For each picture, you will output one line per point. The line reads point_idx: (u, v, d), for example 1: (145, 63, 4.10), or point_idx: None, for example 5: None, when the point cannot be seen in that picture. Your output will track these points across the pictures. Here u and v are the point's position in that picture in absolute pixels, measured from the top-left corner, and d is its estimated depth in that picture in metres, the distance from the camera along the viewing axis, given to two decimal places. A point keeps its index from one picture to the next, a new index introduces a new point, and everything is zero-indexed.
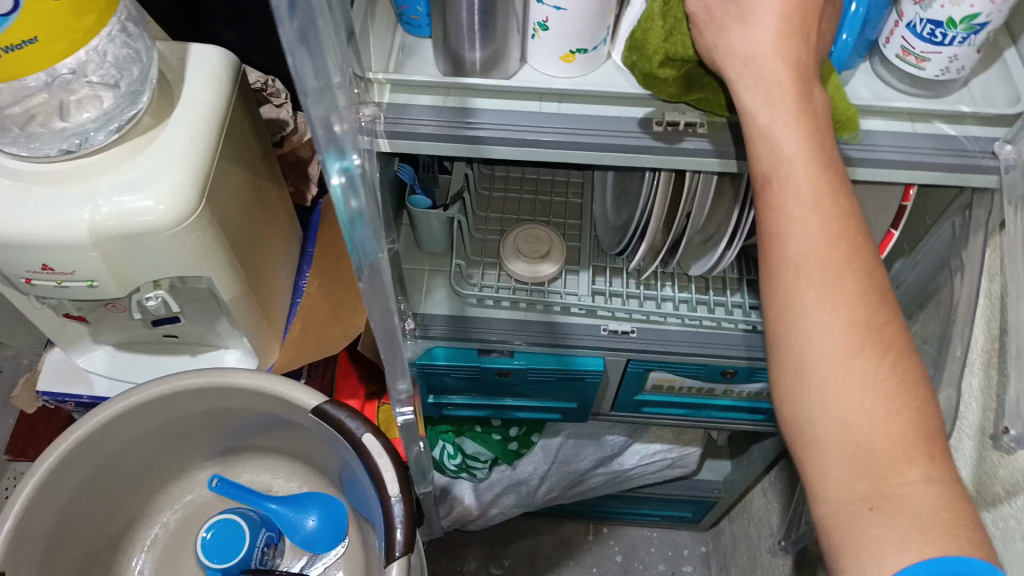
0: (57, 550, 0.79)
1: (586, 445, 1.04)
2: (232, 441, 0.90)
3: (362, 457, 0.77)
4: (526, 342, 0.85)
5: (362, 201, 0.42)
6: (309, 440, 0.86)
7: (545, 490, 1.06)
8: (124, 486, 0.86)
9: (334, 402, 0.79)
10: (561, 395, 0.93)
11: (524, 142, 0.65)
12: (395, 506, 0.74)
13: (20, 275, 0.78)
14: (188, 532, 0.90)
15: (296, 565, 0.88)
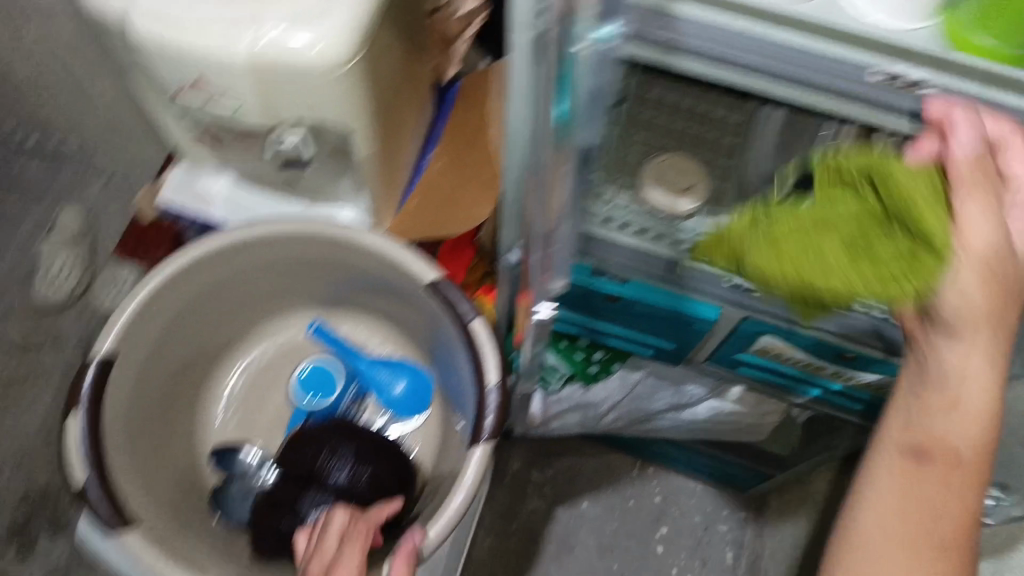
0: (159, 353, 0.83)
1: (664, 389, 1.02)
2: (337, 292, 0.91)
3: (467, 342, 0.79)
4: (644, 274, 0.81)
5: (595, 79, 0.45)
6: (412, 311, 0.88)
7: (611, 417, 1.05)
8: (228, 310, 0.88)
9: (449, 282, 0.80)
10: (662, 330, 0.92)
11: (727, 64, 0.51)
12: (491, 394, 0.77)
13: (172, 84, 0.78)
14: (281, 365, 0.93)
15: (376, 423, 0.89)
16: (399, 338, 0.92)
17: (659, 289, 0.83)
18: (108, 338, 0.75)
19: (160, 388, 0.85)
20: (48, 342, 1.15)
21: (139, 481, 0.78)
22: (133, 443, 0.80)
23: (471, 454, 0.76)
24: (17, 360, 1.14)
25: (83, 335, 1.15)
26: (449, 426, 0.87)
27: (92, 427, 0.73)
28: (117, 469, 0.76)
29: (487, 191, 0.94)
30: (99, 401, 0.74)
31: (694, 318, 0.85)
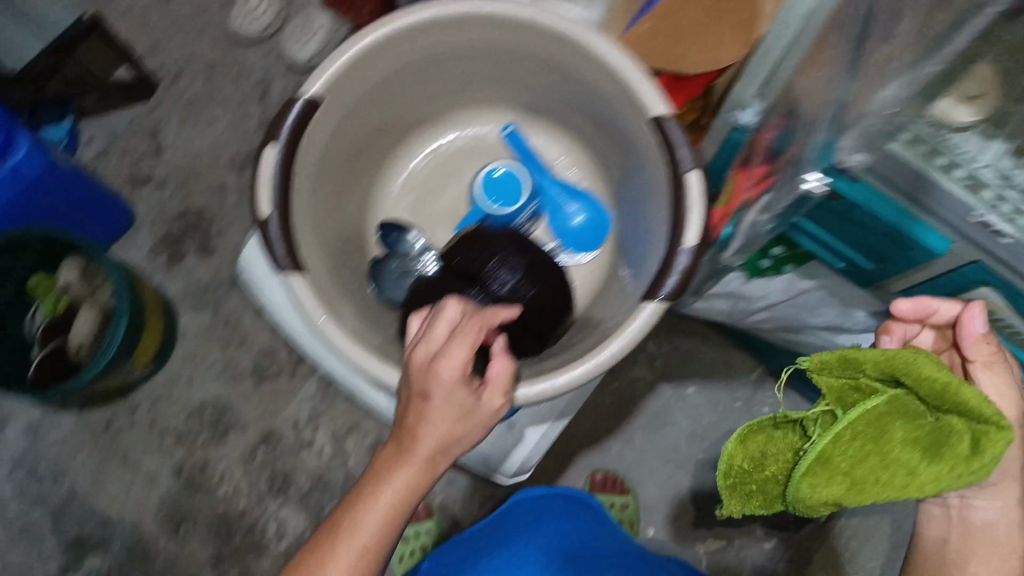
0: (358, 110, 0.79)
1: (830, 307, 0.90)
2: (546, 99, 0.85)
3: (675, 192, 0.71)
4: (882, 179, 0.60)
5: None
6: (619, 144, 0.81)
7: (761, 316, 0.99)
8: (428, 86, 0.83)
9: (677, 123, 0.70)
10: (885, 258, 0.71)
11: None
12: (681, 257, 0.70)
13: None
14: (467, 160, 0.91)
15: (546, 245, 0.89)
16: (591, 165, 0.89)
17: (896, 202, 0.61)
18: (320, 76, 0.72)
19: (349, 146, 0.82)
20: (232, 73, 1.08)
21: (317, 229, 0.78)
22: (318, 192, 0.79)
23: (641, 309, 0.71)
24: (204, 83, 1.08)
25: (264, 74, 1.08)
26: (618, 270, 0.84)
27: (285, 162, 0.72)
28: (298, 212, 0.75)
29: (738, 37, 0.69)
30: (297, 139, 0.73)
31: (919, 245, 0.64)
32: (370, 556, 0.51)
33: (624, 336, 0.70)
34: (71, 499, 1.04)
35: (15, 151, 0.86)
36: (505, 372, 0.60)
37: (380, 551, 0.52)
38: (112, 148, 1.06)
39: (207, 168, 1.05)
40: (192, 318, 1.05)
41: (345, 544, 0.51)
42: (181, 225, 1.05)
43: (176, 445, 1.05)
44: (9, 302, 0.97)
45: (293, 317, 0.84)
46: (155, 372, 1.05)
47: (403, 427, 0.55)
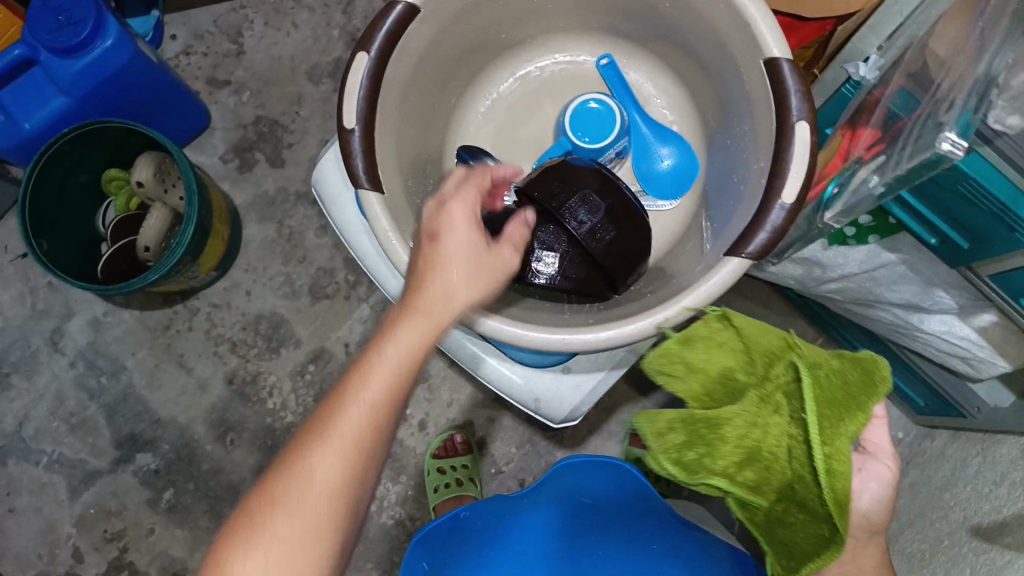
0: (456, 25, 0.72)
1: (910, 282, 0.75)
2: (648, 31, 0.77)
3: (778, 144, 0.61)
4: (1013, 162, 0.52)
5: None
6: (718, 90, 0.73)
7: (834, 286, 0.81)
8: (522, 6, 0.76)
9: (796, 68, 0.60)
10: (982, 235, 0.61)
11: None
12: (774, 213, 0.59)
13: None
14: (554, 91, 0.84)
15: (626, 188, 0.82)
16: (689, 107, 0.81)
17: (1007, 177, 0.53)
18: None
19: (441, 64, 0.75)
20: None
21: (400, 148, 0.71)
22: (405, 110, 0.72)
23: (722, 263, 0.60)
24: None
25: None
26: (700, 222, 0.75)
27: (375, 72, 0.65)
28: (382, 127, 0.67)
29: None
30: (391, 48, 0.66)
31: (1020, 225, 0.55)
32: (380, 414, 0.43)
33: (701, 291, 0.58)
34: (126, 396, 1.05)
35: (103, 41, 0.86)
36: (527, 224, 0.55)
37: (389, 412, 0.44)
38: (195, 45, 1.07)
39: (287, 77, 1.06)
40: (257, 228, 1.06)
41: (348, 406, 0.43)
42: (256, 131, 1.06)
43: (229, 353, 1.05)
44: (87, 193, 0.99)
45: (359, 236, 0.78)
46: (217, 279, 1.05)
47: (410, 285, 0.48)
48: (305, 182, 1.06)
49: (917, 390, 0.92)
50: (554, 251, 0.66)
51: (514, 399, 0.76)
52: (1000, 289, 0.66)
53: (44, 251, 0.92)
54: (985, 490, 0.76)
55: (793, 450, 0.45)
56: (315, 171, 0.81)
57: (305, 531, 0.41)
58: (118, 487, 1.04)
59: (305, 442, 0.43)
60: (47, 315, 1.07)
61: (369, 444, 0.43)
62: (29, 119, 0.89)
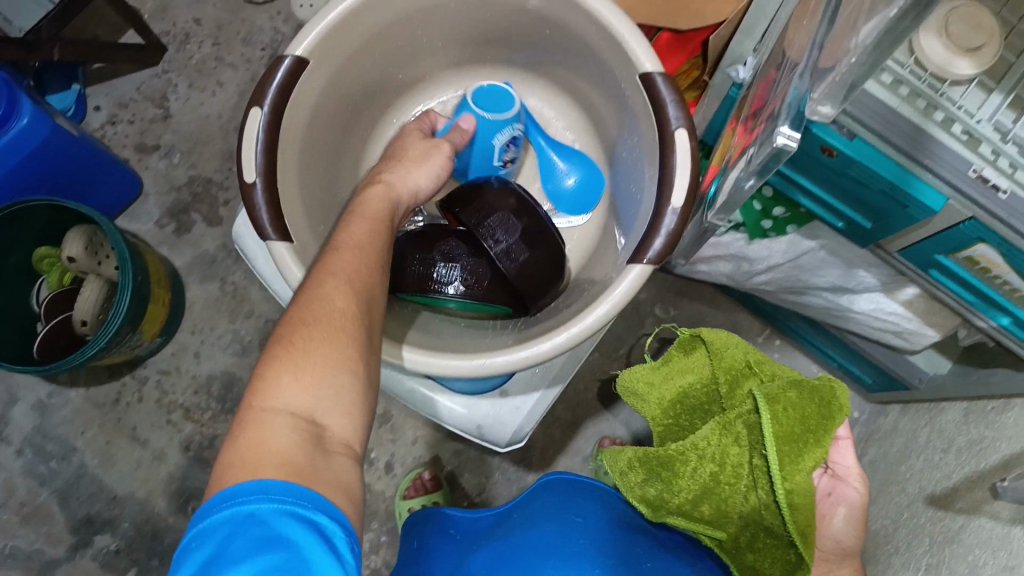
0: (348, 70, 0.70)
1: (833, 265, 0.75)
2: (540, 57, 0.76)
3: (663, 152, 0.62)
4: (880, 136, 0.52)
5: None
6: (612, 108, 0.72)
7: (763, 278, 0.82)
8: (405, 46, 0.73)
9: (669, 80, 0.61)
10: (879, 215, 0.62)
11: None
12: (668, 218, 0.60)
13: None
14: None
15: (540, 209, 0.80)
16: (588, 127, 0.79)
17: (889, 156, 0.53)
18: (311, 31, 0.64)
19: (340, 110, 0.72)
20: (241, 36, 1.09)
21: (309, 198, 0.67)
22: (310, 157, 0.68)
23: (628, 270, 0.59)
24: (213, 47, 1.09)
25: (272, 37, 1.09)
26: (612, 233, 0.73)
27: (275, 125, 0.62)
28: (288, 175, 0.64)
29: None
30: (287, 98, 0.63)
31: (912, 202, 0.55)
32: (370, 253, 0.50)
33: (610, 302, 0.58)
34: (79, 477, 1.01)
35: (19, 119, 0.85)
36: (445, 148, 0.67)
37: (376, 258, 0.50)
38: (121, 113, 1.07)
39: (216, 135, 1.06)
40: (200, 289, 1.04)
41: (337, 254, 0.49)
42: (190, 192, 1.05)
43: (183, 420, 1.02)
44: (19, 273, 0.97)
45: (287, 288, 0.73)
46: (164, 345, 1.02)
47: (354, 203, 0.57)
48: None
49: (865, 370, 0.92)
50: (455, 266, 0.65)
51: (457, 429, 0.74)
52: (911, 264, 0.67)
53: None
54: (936, 459, 0.77)
55: (753, 482, 0.47)
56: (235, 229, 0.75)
57: (337, 344, 0.42)
58: (77, 575, 0.99)
59: (303, 294, 0.45)
60: None
61: (363, 271, 0.48)
62: None
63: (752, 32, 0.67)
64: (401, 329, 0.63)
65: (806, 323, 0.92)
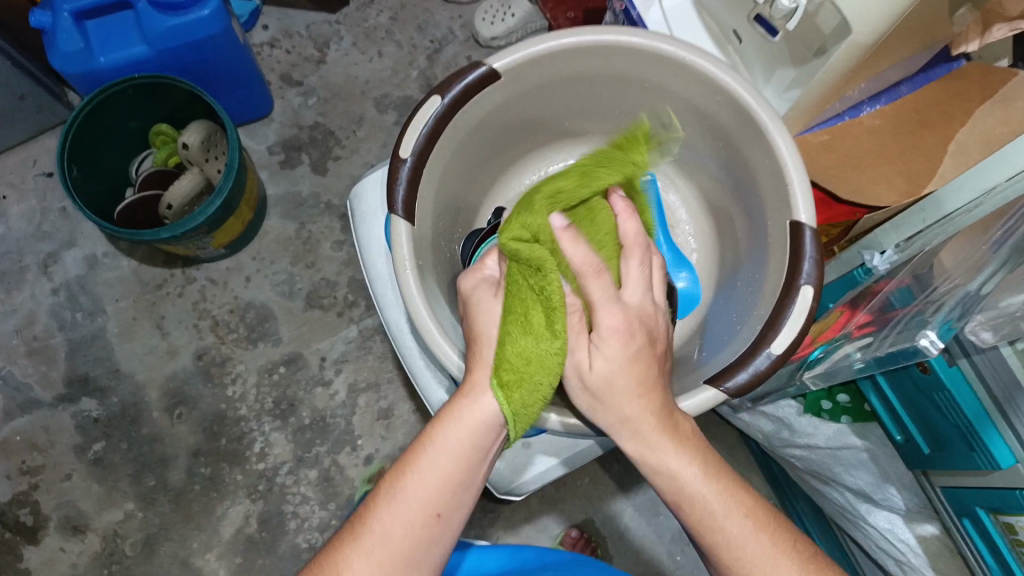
0: (528, 97, 0.71)
1: (868, 471, 0.80)
2: (702, 161, 0.74)
3: (781, 300, 0.59)
4: (994, 377, 0.60)
5: None
6: (740, 237, 0.72)
7: (797, 453, 0.83)
8: (592, 100, 0.73)
9: (817, 238, 0.59)
10: (942, 445, 0.68)
11: None
12: (761, 358, 0.57)
13: None
14: None
15: None
16: (712, 245, 0.77)
17: (980, 398, 0.62)
18: (517, 52, 0.65)
19: (506, 126, 0.73)
20: (417, 21, 1.14)
21: (437, 195, 0.69)
22: (456, 155, 0.70)
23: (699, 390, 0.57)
24: (389, 20, 1.14)
25: (444, 34, 1.14)
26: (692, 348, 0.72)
27: (445, 119, 0.65)
28: (434, 166, 0.66)
29: (905, 184, 0.64)
30: (466, 100, 0.65)
31: (980, 447, 0.62)
32: (421, 515, 0.48)
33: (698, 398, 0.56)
34: (94, 338, 1.05)
35: (200, 9, 0.89)
36: None
37: (430, 515, 0.48)
38: (283, 41, 1.12)
39: (356, 97, 1.11)
40: (277, 222, 1.08)
41: (387, 507, 0.48)
42: (309, 135, 1.10)
43: (208, 330, 1.05)
44: (134, 137, 1.02)
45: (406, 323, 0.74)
46: (224, 257, 1.06)
47: (465, 382, 0.52)
48: (338, 196, 1.09)
49: None
50: None
51: None
52: (949, 504, 0.72)
53: (72, 177, 0.93)
54: None
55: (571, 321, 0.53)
56: (354, 187, 0.77)
57: None
58: (52, 424, 1.02)
59: (342, 544, 0.48)
60: (49, 238, 1.07)
61: (412, 539, 0.47)
62: (105, 55, 0.92)
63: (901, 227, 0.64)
64: None
65: (810, 509, 0.94)
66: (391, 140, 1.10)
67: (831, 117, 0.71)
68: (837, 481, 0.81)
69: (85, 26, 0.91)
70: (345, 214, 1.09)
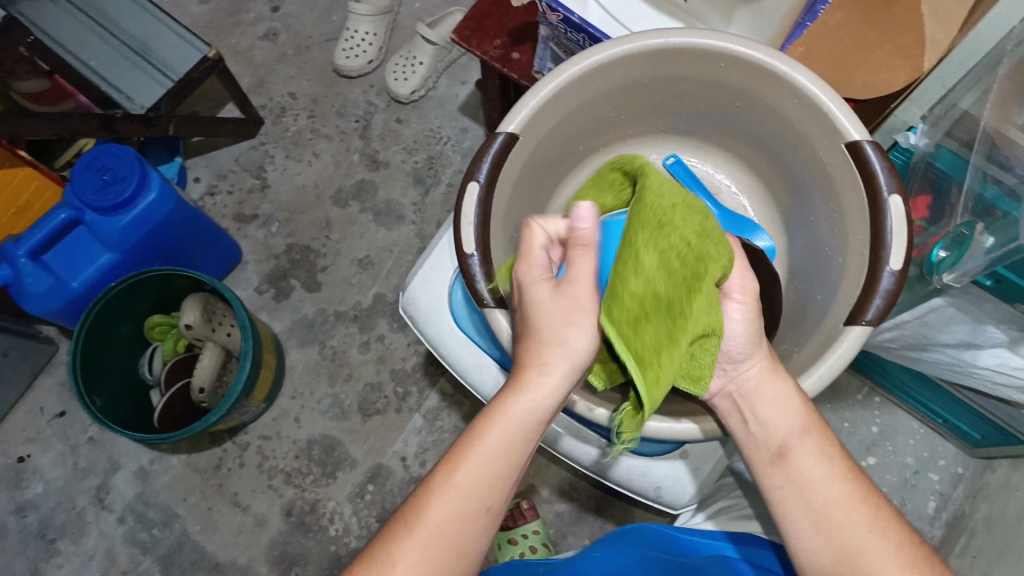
0: (548, 141, 0.68)
1: (961, 322, 0.78)
2: (714, 123, 0.73)
3: (873, 219, 0.59)
4: None
5: None
6: (786, 173, 0.71)
7: (888, 335, 0.87)
8: (600, 120, 0.71)
9: (879, 147, 0.58)
10: None
11: None
12: (886, 279, 0.57)
13: None
14: None
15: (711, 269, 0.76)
16: (762, 190, 0.76)
17: None
18: (523, 107, 0.63)
19: (532, 179, 0.70)
20: (335, 108, 1.12)
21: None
22: (510, 226, 0.68)
23: (842, 334, 0.57)
24: (308, 120, 1.12)
25: (366, 108, 1.12)
26: (794, 301, 0.70)
27: (489, 199, 0.62)
28: (496, 240, 0.64)
29: (905, 62, 0.67)
30: (501, 168, 0.63)
31: None
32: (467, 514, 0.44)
33: (819, 371, 0.56)
34: (181, 545, 1.02)
35: (146, 195, 0.88)
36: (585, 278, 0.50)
37: (480, 510, 0.44)
38: (220, 184, 1.10)
39: (313, 204, 1.09)
40: (299, 353, 1.06)
41: (437, 498, 0.44)
42: (288, 259, 1.08)
43: (284, 485, 1.03)
44: (133, 341, 0.99)
45: None
46: (266, 410, 1.04)
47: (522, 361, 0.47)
48: (343, 302, 1.07)
49: (971, 425, 0.95)
50: None
51: (608, 478, 0.73)
52: None
53: (98, 406, 0.91)
54: None
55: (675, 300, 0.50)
56: (402, 297, 0.77)
57: None
58: None
59: (393, 530, 0.44)
60: (91, 473, 1.04)
61: (455, 538, 0.44)
62: (77, 278, 0.90)
63: (921, 101, 0.73)
64: (609, 394, 0.61)
65: (909, 377, 0.96)
66: (366, 227, 1.08)
67: (795, 27, 0.71)
68: (935, 343, 0.81)
69: (46, 260, 0.89)
70: (357, 315, 1.06)
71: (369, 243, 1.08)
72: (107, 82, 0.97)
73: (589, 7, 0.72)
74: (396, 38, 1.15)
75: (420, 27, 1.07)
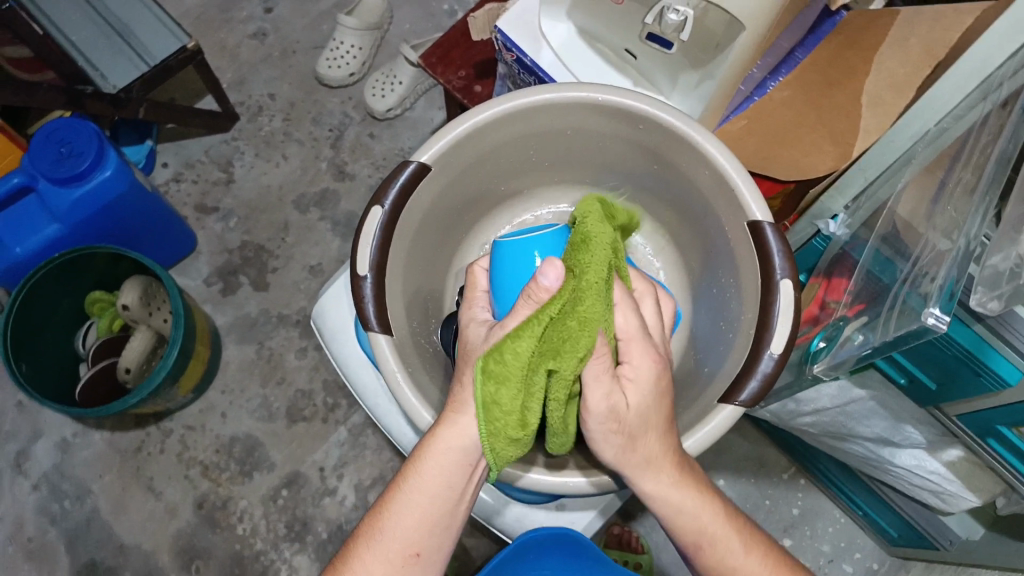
0: (467, 174, 0.69)
1: (880, 417, 0.77)
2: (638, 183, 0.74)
3: (763, 301, 0.60)
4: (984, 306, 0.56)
5: None
6: (697, 241, 0.72)
7: (807, 420, 0.83)
8: (524, 161, 0.72)
9: (778, 232, 0.60)
10: (947, 377, 0.64)
11: None
12: (764, 363, 0.58)
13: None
14: None
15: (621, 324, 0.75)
16: (675, 258, 0.76)
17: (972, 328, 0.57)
18: (440, 140, 0.64)
19: (450, 208, 0.71)
20: (310, 115, 1.14)
21: (410, 302, 0.67)
22: (415, 251, 0.69)
23: (717, 409, 0.58)
24: (283, 122, 1.14)
25: (341, 119, 1.14)
26: (687, 368, 0.71)
27: (393, 224, 0.63)
28: (395, 267, 0.65)
29: (834, 148, 0.67)
30: (407, 199, 0.64)
31: (986, 372, 0.58)
32: (395, 566, 0.46)
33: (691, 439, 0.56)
34: (90, 522, 1.02)
35: (101, 172, 0.89)
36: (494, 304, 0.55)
37: (408, 556, 0.47)
38: (186, 173, 1.11)
39: (274, 206, 1.10)
40: (235, 350, 1.07)
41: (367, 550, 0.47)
42: (241, 256, 1.09)
43: (201, 477, 1.03)
44: (70, 314, 1.00)
45: (400, 424, 0.74)
46: (193, 401, 1.04)
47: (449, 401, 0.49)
48: (287, 305, 1.08)
49: (890, 521, 0.93)
50: None
51: (483, 517, 0.72)
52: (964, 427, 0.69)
53: (23, 373, 0.91)
54: None
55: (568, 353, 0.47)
56: (314, 308, 0.78)
57: None
58: None
59: None
60: (13, 438, 1.05)
61: None
62: (21, 244, 0.91)
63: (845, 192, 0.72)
64: None
65: (835, 465, 0.94)
66: (322, 236, 1.09)
67: (742, 101, 0.74)
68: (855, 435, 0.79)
69: None
70: (300, 320, 1.07)
71: (324, 251, 1.09)
72: (87, 60, 0.98)
73: (544, 52, 0.73)
74: (382, 54, 1.17)
75: (404, 48, 1.07)
